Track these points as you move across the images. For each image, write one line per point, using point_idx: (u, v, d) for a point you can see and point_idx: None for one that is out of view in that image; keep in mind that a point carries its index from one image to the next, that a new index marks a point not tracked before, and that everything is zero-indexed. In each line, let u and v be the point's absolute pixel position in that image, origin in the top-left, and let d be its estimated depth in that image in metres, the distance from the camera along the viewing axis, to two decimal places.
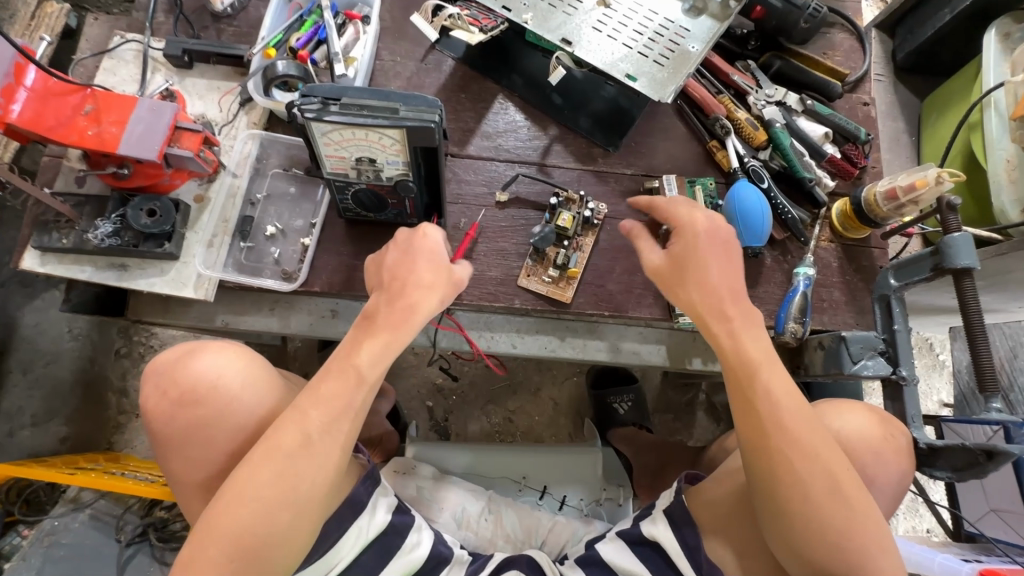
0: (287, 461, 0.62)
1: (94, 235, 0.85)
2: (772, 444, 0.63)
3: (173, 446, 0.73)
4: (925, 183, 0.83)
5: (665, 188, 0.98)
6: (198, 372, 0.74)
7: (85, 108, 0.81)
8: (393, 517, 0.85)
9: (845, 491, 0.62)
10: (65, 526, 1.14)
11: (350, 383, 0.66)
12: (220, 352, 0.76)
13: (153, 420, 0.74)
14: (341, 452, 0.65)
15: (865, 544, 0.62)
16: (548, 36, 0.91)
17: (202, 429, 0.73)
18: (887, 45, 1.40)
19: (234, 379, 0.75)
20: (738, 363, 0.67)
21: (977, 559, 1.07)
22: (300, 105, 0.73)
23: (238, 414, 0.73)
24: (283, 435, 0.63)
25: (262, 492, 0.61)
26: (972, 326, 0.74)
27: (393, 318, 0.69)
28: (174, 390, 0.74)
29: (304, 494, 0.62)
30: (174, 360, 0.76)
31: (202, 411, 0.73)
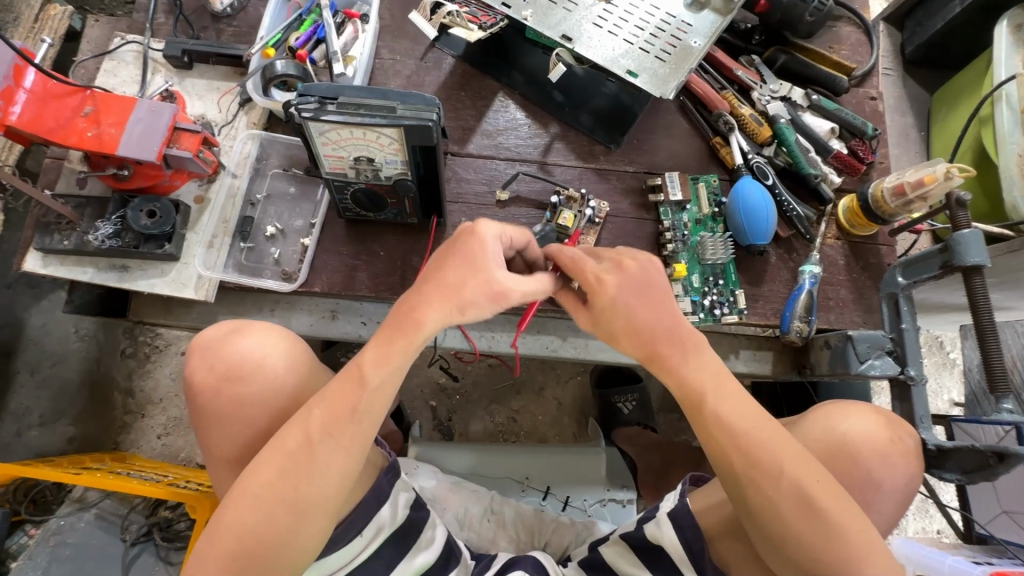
0: (292, 461, 0.61)
1: (95, 236, 0.85)
2: (734, 469, 0.61)
3: (213, 421, 0.72)
4: (935, 179, 0.82)
5: (668, 186, 0.96)
6: (241, 351, 0.74)
7: (85, 110, 0.81)
8: (411, 512, 0.84)
9: (823, 508, 0.59)
10: (71, 526, 1.15)
11: (353, 388, 0.63)
12: (263, 336, 0.76)
13: (196, 392, 0.73)
14: (347, 454, 0.62)
15: (855, 563, 0.58)
16: (548, 33, 0.90)
17: (245, 405, 0.72)
18: (896, 38, 1.38)
19: (280, 360, 0.74)
20: (685, 393, 0.65)
21: (988, 561, 1.05)
22: (298, 104, 0.73)
23: (286, 395, 0.73)
24: (288, 435, 0.62)
25: (266, 489, 0.61)
26: (981, 325, 0.73)
27: (403, 318, 0.63)
28: (221, 365, 0.73)
29: (307, 495, 0.61)
30: (217, 338, 0.75)
31: (249, 389, 0.72)
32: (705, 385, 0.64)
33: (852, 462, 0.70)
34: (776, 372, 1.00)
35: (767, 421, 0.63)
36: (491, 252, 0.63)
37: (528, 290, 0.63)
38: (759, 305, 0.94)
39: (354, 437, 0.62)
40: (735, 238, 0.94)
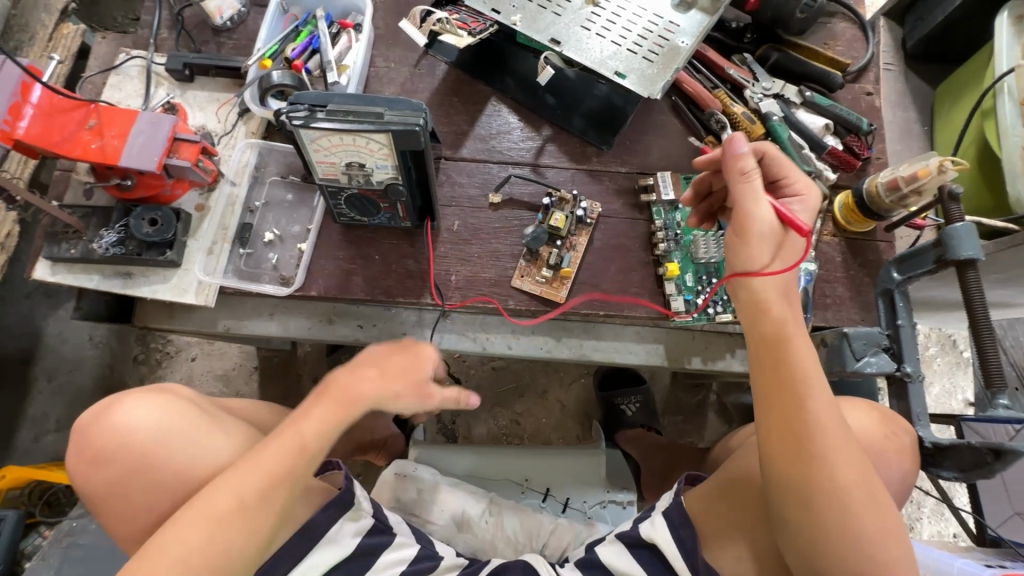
0: (220, 521, 0.65)
1: (99, 244, 0.88)
2: (813, 454, 0.61)
3: (99, 500, 0.76)
4: (928, 172, 0.81)
5: (660, 187, 0.96)
6: (117, 424, 0.76)
7: (89, 123, 0.84)
8: (364, 539, 0.86)
9: (879, 500, 0.62)
10: (82, 527, 1.17)
11: (291, 457, 0.70)
12: (138, 401, 0.77)
13: (74, 476, 0.76)
14: (272, 516, 0.68)
15: (893, 555, 0.61)
16: (536, 37, 0.91)
17: (127, 481, 0.74)
18: (896, 33, 1.36)
19: (147, 431, 0.75)
20: (780, 374, 0.64)
21: (1000, 564, 1.02)
22: (288, 112, 0.74)
23: (154, 466, 0.74)
24: (214, 498, 0.66)
25: (182, 549, 0.64)
26: (977, 319, 0.71)
27: (344, 389, 0.75)
28: (91, 448, 0.75)
29: (224, 555, 0.65)
30: (95, 417, 0.77)
31: (116, 466, 0.74)
32: (794, 364, 0.64)
33: None
34: None
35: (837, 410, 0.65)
36: (431, 359, 0.78)
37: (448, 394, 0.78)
38: None
39: (283, 497, 0.69)
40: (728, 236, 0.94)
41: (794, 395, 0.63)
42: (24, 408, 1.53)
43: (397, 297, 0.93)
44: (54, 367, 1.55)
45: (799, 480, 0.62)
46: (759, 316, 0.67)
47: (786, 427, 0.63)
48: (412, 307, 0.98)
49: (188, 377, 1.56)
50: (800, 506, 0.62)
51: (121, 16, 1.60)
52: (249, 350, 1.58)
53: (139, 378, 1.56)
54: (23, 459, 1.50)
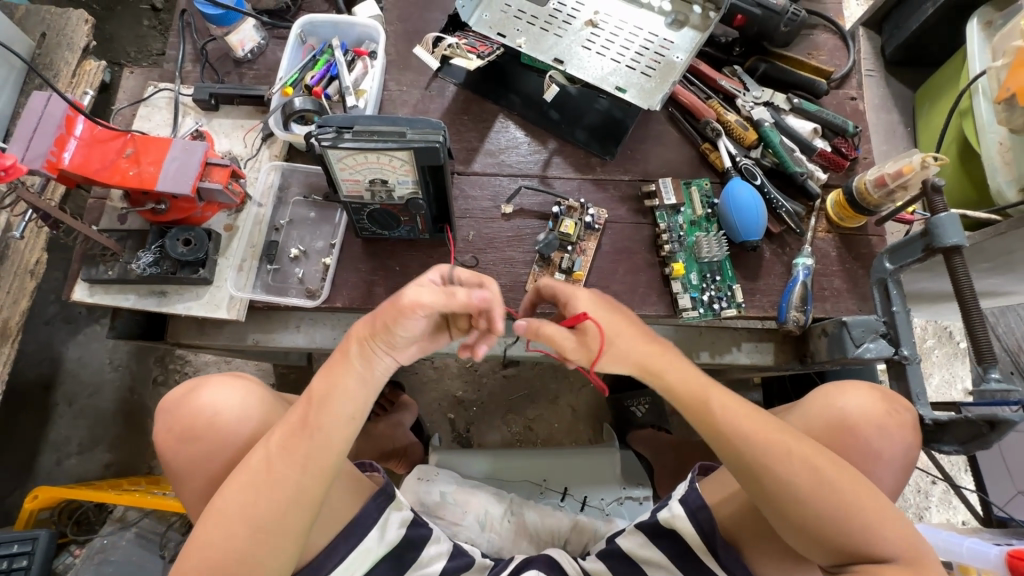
0: (255, 475, 0.68)
1: (137, 265, 0.93)
2: (743, 460, 0.69)
3: (181, 476, 0.79)
4: (912, 168, 0.87)
5: (662, 191, 1.02)
6: (201, 405, 0.80)
7: (126, 151, 0.89)
8: (406, 533, 0.90)
9: (828, 479, 0.67)
10: (113, 544, 1.21)
11: (298, 428, 0.69)
12: (220, 386, 0.81)
13: (163, 454, 0.80)
14: (307, 474, 0.68)
15: (866, 519, 0.66)
16: (540, 57, 0.98)
17: (206, 459, 0.78)
18: (875, 41, 1.45)
19: (230, 412, 0.79)
20: (688, 398, 0.74)
21: (1007, 542, 1.05)
22: (317, 134, 0.80)
23: (230, 446, 0.78)
24: (255, 466, 0.68)
25: (233, 507, 0.67)
26: (965, 302, 0.76)
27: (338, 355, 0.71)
28: (179, 425, 0.79)
29: (269, 513, 0.67)
30: (180, 397, 0.82)
31: (204, 444, 0.78)
32: (692, 392, 0.74)
33: (850, 438, 0.74)
34: (778, 362, 1.04)
35: (758, 413, 0.71)
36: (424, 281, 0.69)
37: (441, 299, 0.65)
38: (757, 299, 0.99)
39: (309, 450, 0.68)
40: (728, 236, 0.99)
41: (707, 417, 0.72)
42: (46, 432, 1.56)
43: None
44: (75, 391, 1.59)
45: (744, 485, 0.70)
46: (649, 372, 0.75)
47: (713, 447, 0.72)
48: None
49: None
50: (762, 502, 0.69)
51: (134, 51, 1.68)
52: (266, 366, 1.62)
53: (159, 399, 1.59)
54: (46, 482, 1.52)
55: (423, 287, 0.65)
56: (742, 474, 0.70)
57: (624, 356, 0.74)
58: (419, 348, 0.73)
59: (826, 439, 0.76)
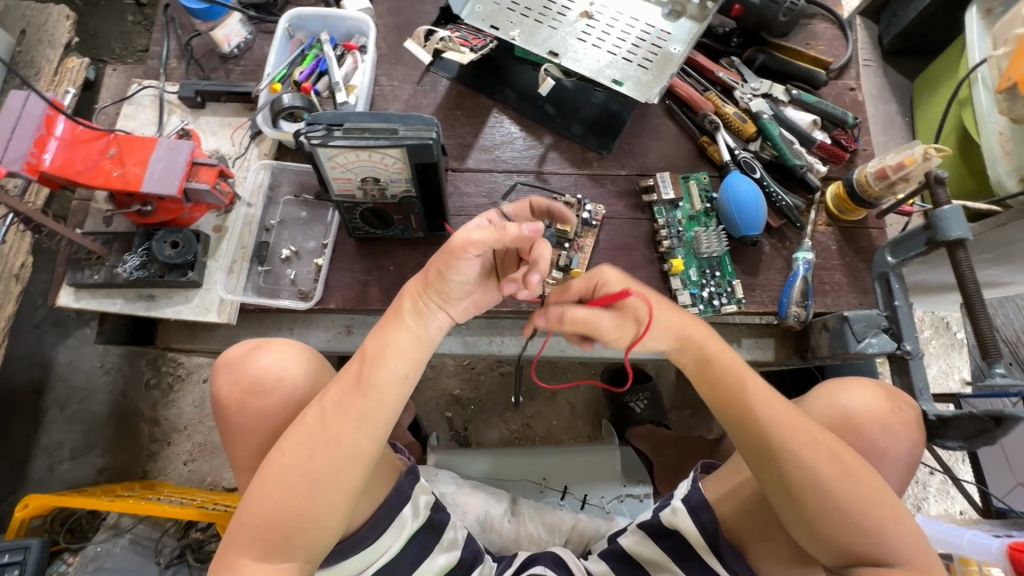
0: (315, 433, 0.65)
1: (123, 268, 0.90)
2: (769, 444, 0.68)
3: (238, 433, 0.76)
4: (914, 160, 0.85)
5: (660, 186, 1.00)
6: (264, 366, 0.77)
7: (110, 152, 0.87)
8: (433, 513, 0.87)
9: (852, 472, 0.66)
10: (107, 551, 1.19)
11: (353, 390, 0.67)
12: (285, 350, 0.79)
13: (223, 410, 0.77)
14: (371, 439, 0.67)
15: (882, 517, 0.65)
16: (535, 50, 0.96)
17: (270, 417, 0.75)
18: (873, 30, 1.44)
19: (297, 374, 0.77)
20: (717, 378, 0.73)
21: (1008, 533, 1.05)
22: (306, 133, 0.78)
23: (300, 405, 0.76)
24: (312, 424, 0.66)
25: (292, 464, 0.65)
26: (968, 295, 0.74)
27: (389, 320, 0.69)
28: (243, 381, 0.76)
29: (328, 473, 0.65)
30: (240, 356, 0.79)
31: (270, 401, 0.75)
32: (728, 372, 0.72)
33: (855, 437, 0.73)
34: (779, 357, 1.02)
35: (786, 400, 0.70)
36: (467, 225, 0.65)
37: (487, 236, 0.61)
38: (756, 294, 0.98)
39: (362, 411, 0.66)
40: (728, 230, 0.98)
41: (739, 398, 0.71)
42: (37, 437, 1.53)
43: None
44: (67, 396, 1.56)
45: (766, 472, 0.68)
46: (686, 345, 0.76)
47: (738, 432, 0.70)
48: None
49: (202, 398, 1.57)
50: (780, 490, 0.67)
51: (120, 47, 1.64)
52: None
53: (152, 402, 1.57)
54: (39, 488, 1.50)
55: (476, 226, 0.61)
56: (764, 459, 0.68)
57: (667, 329, 0.75)
58: (472, 303, 0.72)
59: None
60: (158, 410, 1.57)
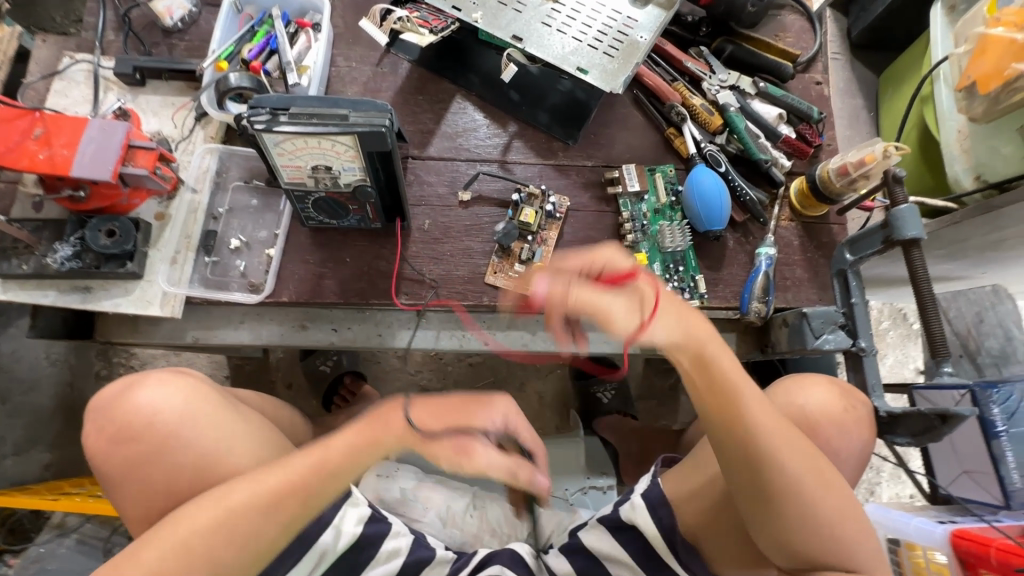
0: (224, 517, 0.65)
1: (53, 258, 0.84)
2: (763, 456, 0.65)
3: (113, 483, 0.72)
4: (875, 157, 0.86)
5: (626, 178, 0.99)
6: (138, 405, 0.73)
7: (35, 132, 0.80)
8: (365, 529, 0.85)
9: (830, 483, 0.67)
10: (51, 552, 1.14)
11: (315, 467, 0.69)
12: (162, 384, 0.74)
13: (93, 458, 0.73)
14: (278, 527, 0.67)
15: (848, 527, 0.67)
16: (498, 34, 0.92)
17: (140, 465, 0.71)
18: (841, 24, 1.45)
19: (173, 412, 0.72)
20: (717, 390, 0.67)
21: (952, 520, 1.09)
22: (249, 117, 0.73)
23: (172, 451, 0.71)
24: (236, 494, 0.66)
25: (185, 539, 0.63)
26: (921, 294, 0.75)
27: (383, 423, 0.72)
28: (111, 427, 0.72)
29: (239, 548, 0.65)
30: (116, 395, 0.74)
31: (141, 447, 0.71)
32: (729, 381, 0.67)
33: (812, 435, 0.73)
34: (740, 353, 1.03)
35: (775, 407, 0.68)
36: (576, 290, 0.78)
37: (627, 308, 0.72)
38: (719, 289, 0.97)
39: (299, 501, 0.68)
40: (693, 225, 0.97)
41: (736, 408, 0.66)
42: None
43: (371, 299, 0.93)
44: (7, 389, 1.46)
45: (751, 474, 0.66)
46: (688, 344, 0.69)
47: (732, 430, 0.66)
48: (387, 309, 0.98)
49: None
50: (767, 502, 0.66)
51: (60, 16, 1.53)
52: (219, 359, 1.53)
53: None
54: None
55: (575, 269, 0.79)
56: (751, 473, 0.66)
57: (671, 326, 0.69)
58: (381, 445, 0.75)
59: None
60: None
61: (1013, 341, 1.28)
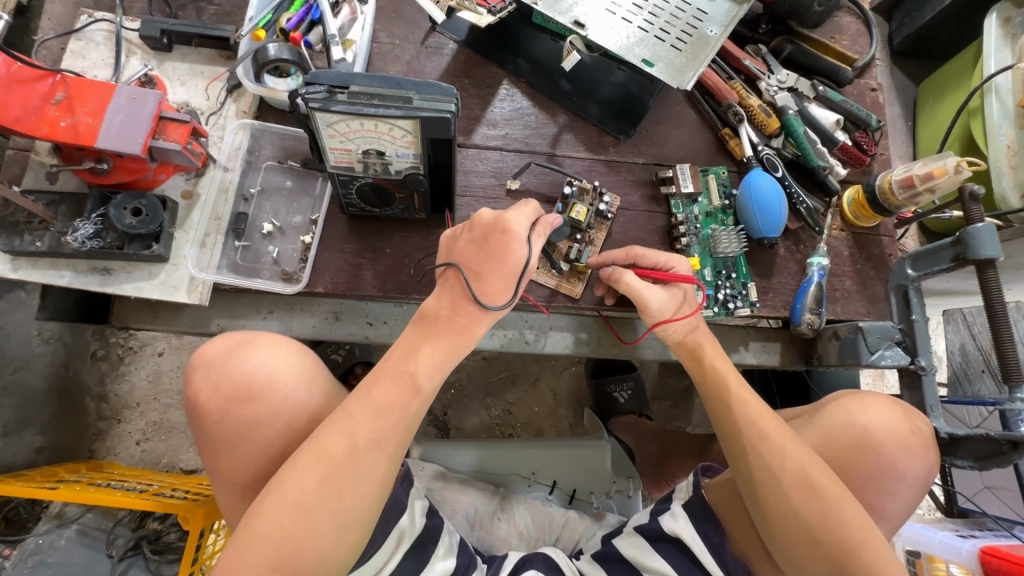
0: (334, 468, 0.60)
1: (73, 237, 0.77)
2: (742, 443, 0.69)
3: (222, 447, 0.68)
4: (944, 172, 0.84)
5: (680, 179, 0.95)
6: (251, 366, 0.69)
7: (55, 97, 0.73)
8: (429, 520, 0.82)
9: (818, 486, 0.64)
10: (51, 544, 1.08)
11: (405, 392, 0.65)
12: (271, 347, 0.71)
13: (204, 418, 0.68)
14: (389, 460, 0.63)
15: (844, 535, 0.62)
16: (559, 18, 0.86)
17: (256, 426, 0.67)
18: (884, 28, 1.42)
19: (291, 373, 0.70)
20: (708, 379, 0.76)
21: (972, 534, 1.11)
22: (304, 93, 0.67)
23: (292, 412, 0.68)
24: (331, 441, 0.61)
25: (299, 500, 0.59)
26: (995, 315, 0.74)
27: (460, 331, 0.69)
28: (227, 386, 0.68)
29: (350, 507, 0.61)
30: (223, 353, 0.70)
31: (259, 408, 0.67)
32: (713, 373, 0.76)
33: (874, 454, 0.71)
34: (783, 362, 1.02)
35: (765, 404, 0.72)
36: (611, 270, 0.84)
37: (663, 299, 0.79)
38: (769, 297, 0.95)
39: (399, 442, 0.64)
40: (746, 231, 0.93)
41: (721, 396, 0.74)
42: None
43: (411, 294, 0.88)
44: None
45: (735, 462, 0.70)
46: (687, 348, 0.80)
47: (720, 418, 0.73)
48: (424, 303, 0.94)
49: (156, 373, 1.44)
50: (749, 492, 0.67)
51: None
52: None
53: (100, 376, 1.41)
54: None
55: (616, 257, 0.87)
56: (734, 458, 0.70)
57: (681, 329, 0.80)
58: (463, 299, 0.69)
59: (845, 457, 0.72)
60: (106, 385, 1.41)
61: None
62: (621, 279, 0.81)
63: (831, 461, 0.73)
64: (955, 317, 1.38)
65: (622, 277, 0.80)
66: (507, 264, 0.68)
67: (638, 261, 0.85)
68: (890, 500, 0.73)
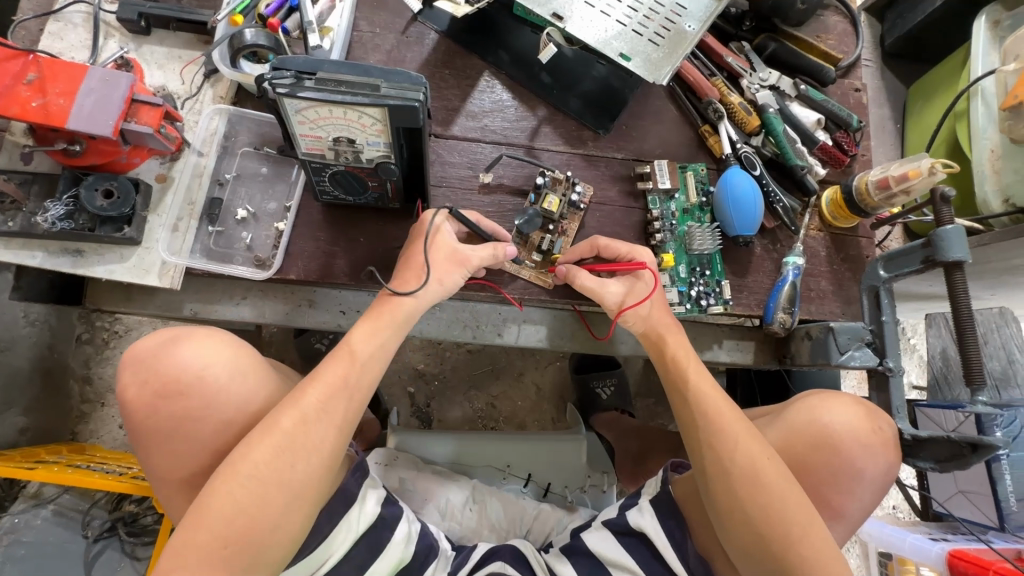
0: (286, 441, 0.63)
1: (44, 217, 0.78)
2: (704, 434, 0.69)
3: (154, 441, 0.68)
4: (918, 173, 0.83)
5: (657, 175, 0.95)
6: (182, 361, 0.69)
7: (28, 77, 0.73)
8: (382, 509, 0.83)
9: (766, 479, 0.65)
10: (27, 523, 1.09)
11: (347, 366, 0.70)
12: (205, 341, 0.71)
13: (130, 413, 0.69)
14: (337, 433, 0.67)
15: (789, 529, 0.63)
16: (537, 11, 0.85)
17: (188, 420, 0.68)
18: (876, 29, 1.41)
19: (222, 368, 0.70)
20: (673, 370, 0.77)
21: (943, 537, 1.11)
22: (271, 79, 0.67)
23: (224, 407, 0.69)
24: (282, 417, 0.64)
25: (257, 471, 0.61)
26: (960, 319, 0.74)
27: (384, 303, 0.76)
28: (155, 380, 0.68)
29: (300, 479, 0.63)
30: (154, 347, 0.70)
31: (190, 402, 0.68)
32: (677, 364, 0.77)
33: (835, 454, 0.71)
34: (758, 361, 1.02)
35: (727, 397, 0.73)
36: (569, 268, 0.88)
37: (620, 289, 0.83)
38: (743, 296, 0.95)
39: (344, 415, 0.67)
40: (722, 229, 0.93)
41: (681, 386, 0.75)
42: None
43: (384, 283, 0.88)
44: None
45: (692, 453, 0.70)
46: (653, 340, 0.81)
47: (680, 409, 0.73)
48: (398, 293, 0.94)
49: None
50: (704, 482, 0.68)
51: None
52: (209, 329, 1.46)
53: (84, 358, 1.41)
54: None
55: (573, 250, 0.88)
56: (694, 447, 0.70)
57: (641, 317, 0.82)
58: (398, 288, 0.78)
59: (804, 454, 0.72)
60: (91, 367, 1.41)
61: (1014, 364, 1.33)
62: (576, 278, 0.84)
63: (791, 458, 0.73)
64: (937, 321, 1.40)
65: (576, 278, 0.84)
66: (416, 250, 0.78)
67: (602, 252, 0.86)
68: (849, 499, 0.73)
